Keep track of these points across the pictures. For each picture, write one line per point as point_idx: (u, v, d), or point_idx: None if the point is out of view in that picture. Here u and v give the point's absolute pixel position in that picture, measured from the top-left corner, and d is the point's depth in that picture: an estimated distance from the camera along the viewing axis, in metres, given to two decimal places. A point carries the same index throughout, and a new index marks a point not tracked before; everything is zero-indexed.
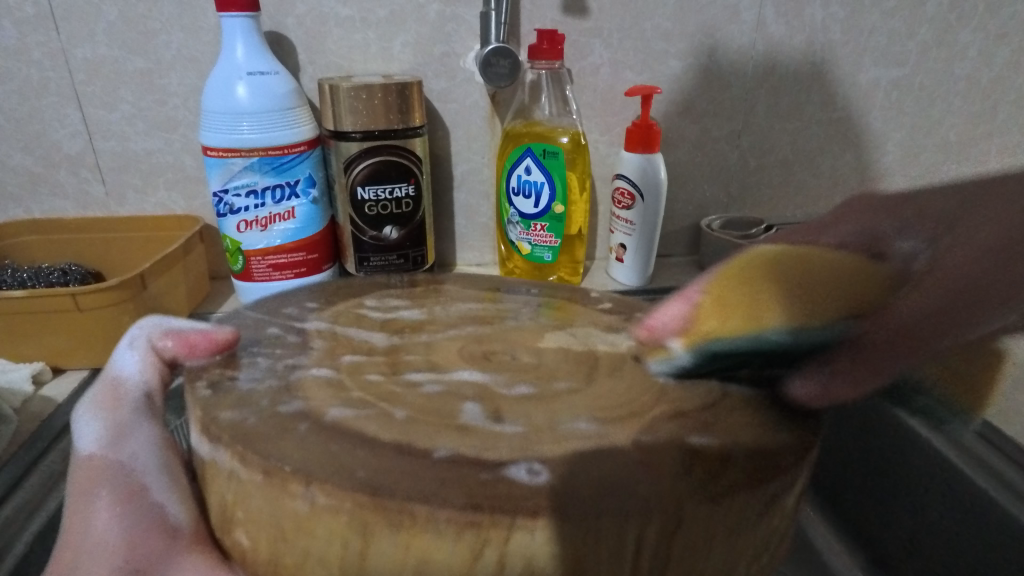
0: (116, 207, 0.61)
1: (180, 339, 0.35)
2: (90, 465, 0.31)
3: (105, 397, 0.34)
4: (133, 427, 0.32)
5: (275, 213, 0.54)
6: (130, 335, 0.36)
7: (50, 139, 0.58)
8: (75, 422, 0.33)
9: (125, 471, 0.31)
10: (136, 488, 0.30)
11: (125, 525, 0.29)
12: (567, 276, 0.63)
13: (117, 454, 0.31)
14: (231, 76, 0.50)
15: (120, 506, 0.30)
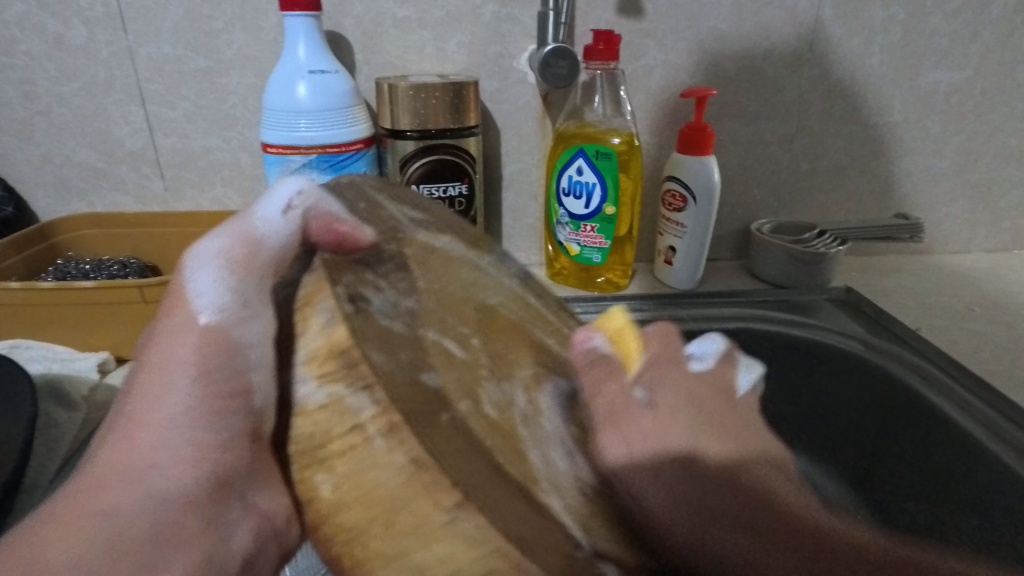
0: (174, 203, 0.63)
1: (329, 227, 0.31)
2: (210, 333, 0.29)
3: (236, 256, 0.30)
4: (252, 309, 0.29)
5: None
6: (285, 200, 0.33)
7: (114, 135, 0.59)
8: (195, 274, 0.30)
9: (239, 354, 0.28)
10: (241, 385, 0.27)
11: (220, 423, 0.28)
12: (616, 278, 0.64)
13: (236, 334, 0.28)
14: (293, 76, 0.50)
15: (220, 403, 0.28)
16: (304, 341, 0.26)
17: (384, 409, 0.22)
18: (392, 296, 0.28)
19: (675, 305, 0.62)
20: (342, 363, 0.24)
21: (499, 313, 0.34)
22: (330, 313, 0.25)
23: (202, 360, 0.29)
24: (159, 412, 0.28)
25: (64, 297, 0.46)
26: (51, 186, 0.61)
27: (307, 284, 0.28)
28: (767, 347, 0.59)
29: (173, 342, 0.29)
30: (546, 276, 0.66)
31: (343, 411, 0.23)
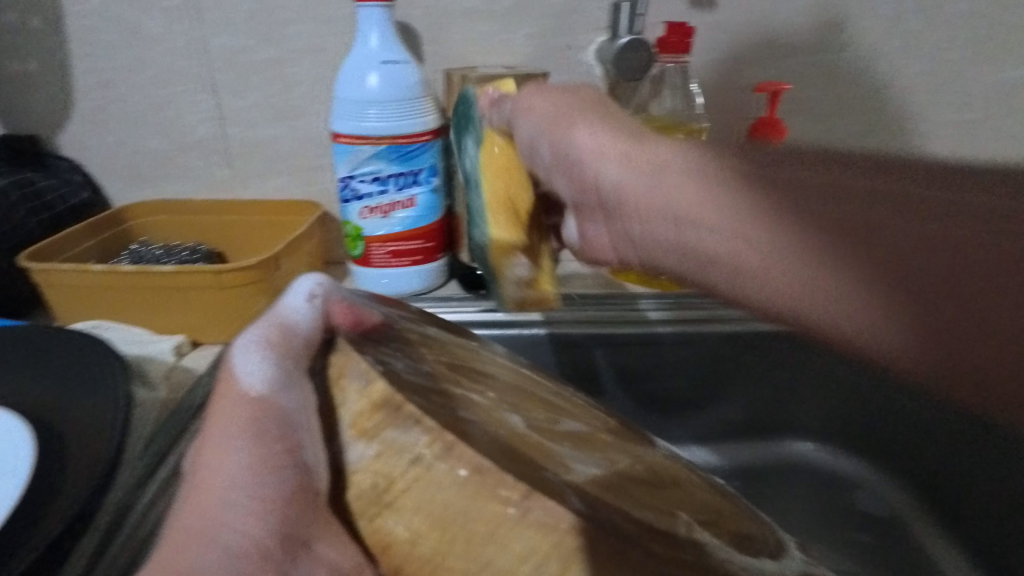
0: (240, 190, 0.63)
1: (347, 312, 0.33)
2: (257, 401, 0.27)
3: (275, 336, 0.30)
4: (299, 379, 0.28)
5: (397, 201, 0.54)
6: (307, 287, 0.33)
7: (185, 123, 0.60)
8: (238, 357, 0.29)
9: (289, 420, 0.26)
10: (295, 441, 0.26)
11: (277, 482, 0.25)
12: None
13: (283, 400, 0.27)
14: (365, 66, 0.51)
15: (270, 464, 0.25)
16: (344, 408, 0.27)
17: (435, 435, 0.25)
18: (411, 362, 0.32)
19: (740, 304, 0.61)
20: (388, 411, 0.26)
21: (499, 378, 0.38)
22: (365, 376, 0.27)
23: (257, 424, 0.26)
24: (217, 473, 0.25)
25: (144, 279, 0.47)
26: (123, 172, 0.63)
27: (336, 356, 0.29)
28: (831, 350, 0.59)
29: (221, 418, 0.27)
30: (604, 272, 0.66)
31: (399, 451, 0.25)
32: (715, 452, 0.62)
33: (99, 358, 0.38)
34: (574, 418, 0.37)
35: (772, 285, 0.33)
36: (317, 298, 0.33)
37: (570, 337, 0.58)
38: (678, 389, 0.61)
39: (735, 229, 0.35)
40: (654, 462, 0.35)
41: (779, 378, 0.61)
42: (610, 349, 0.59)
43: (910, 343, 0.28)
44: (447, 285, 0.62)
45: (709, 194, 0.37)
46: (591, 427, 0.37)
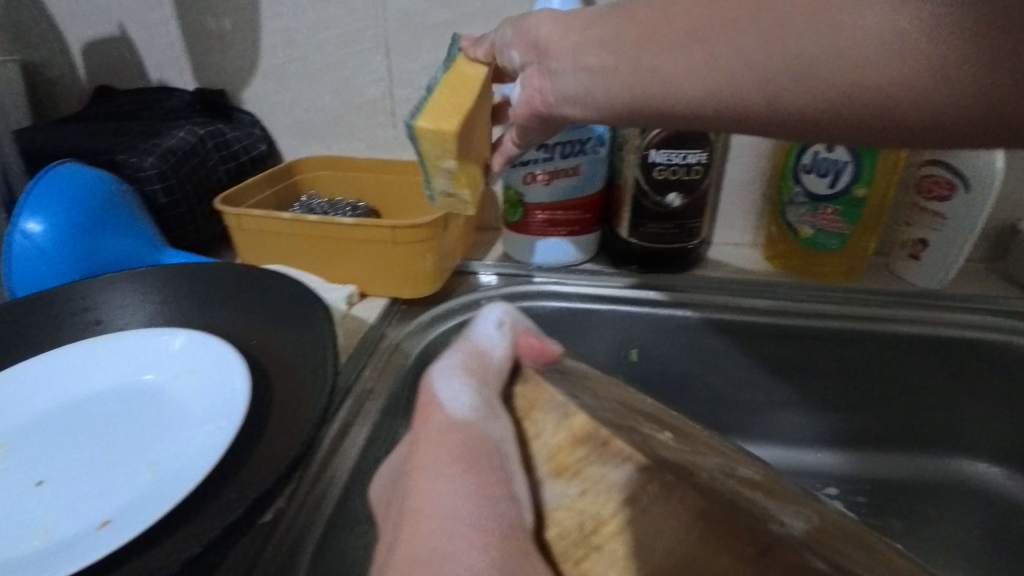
0: (401, 151, 0.66)
1: (532, 342, 0.36)
2: (463, 429, 0.30)
3: (472, 366, 0.34)
4: (497, 413, 0.31)
5: (561, 168, 0.53)
6: (495, 317, 0.37)
7: (356, 83, 0.63)
8: (442, 385, 0.33)
9: (494, 449, 0.29)
10: (502, 475, 0.28)
11: (491, 511, 0.26)
12: (846, 269, 0.58)
13: (490, 430, 0.30)
14: None
15: (482, 492, 0.27)
16: (540, 441, 0.30)
17: (647, 477, 0.26)
18: (593, 400, 0.33)
19: (903, 303, 0.56)
20: (592, 447, 0.28)
21: (662, 418, 0.36)
22: (561, 411, 0.30)
23: (468, 450, 0.29)
24: (433, 499, 0.27)
25: (325, 231, 0.49)
26: (296, 129, 0.66)
27: (527, 392, 0.33)
28: (1001, 359, 0.53)
29: (431, 444, 0.29)
30: (761, 258, 0.63)
31: (606, 489, 0.27)
32: (871, 461, 0.58)
33: (296, 295, 0.40)
34: (749, 464, 0.34)
35: (687, 79, 0.30)
36: (505, 325, 0.37)
37: (725, 323, 0.56)
38: (835, 388, 0.57)
39: (702, 44, 0.30)
40: (843, 524, 0.30)
41: (949, 389, 0.55)
42: (766, 339, 0.56)
43: (956, 99, 0.24)
44: (596, 259, 0.61)
45: (654, 5, 0.32)
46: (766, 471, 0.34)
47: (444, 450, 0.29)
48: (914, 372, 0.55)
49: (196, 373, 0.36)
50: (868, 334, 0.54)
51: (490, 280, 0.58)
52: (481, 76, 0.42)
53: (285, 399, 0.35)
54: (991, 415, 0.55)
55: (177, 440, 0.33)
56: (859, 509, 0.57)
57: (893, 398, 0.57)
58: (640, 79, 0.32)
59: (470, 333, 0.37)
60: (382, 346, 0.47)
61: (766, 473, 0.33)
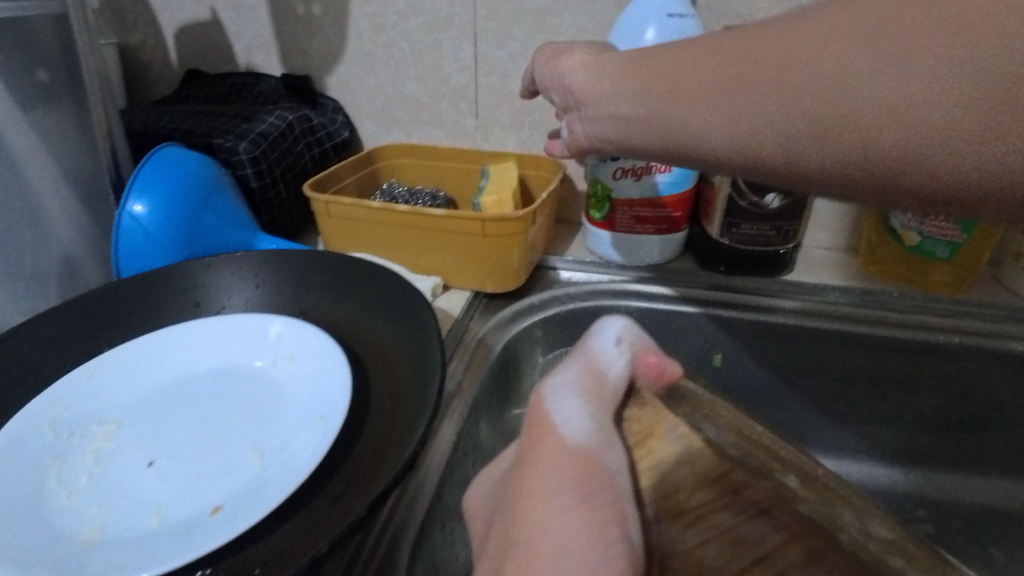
0: (482, 140, 0.65)
1: (651, 361, 0.36)
2: (580, 456, 0.29)
3: (588, 386, 0.33)
4: (613, 440, 0.31)
5: (653, 164, 0.51)
6: (614, 333, 0.37)
7: (442, 71, 0.62)
8: (555, 401, 0.32)
9: (610, 478, 0.28)
10: (620, 509, 0.27)
11: (608, 554, 0.25)
12: (959, 278, 0.54)
13: (607, 457, 0.29)
14: (647, 18, 0.48)
15: (599, 531, 0.25)
16: (657, 471, 0.30)
17: (791, 536, 0.26)
18: (705, 451, 0.30)
19: (1011, 317, 0.52)
20: (720, 494, 0.28)
21: (789, 474, 0.29)
22: (684, 443, 0.30)
23: (584, 475, 0.28)
24: (546, 527, 0.25)
25: (413, 220, 0.49)
26: (379, 116, 0.66)
27: (641, 416, 0.33)
28: None
29: (548, 469, 0.28)
30: (856, 263, 0.59)
31: (738, 538, 0.27)
32: (973, 486, 0.55)
33: (390, 286, 0.39)
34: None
35: (712, 129, 0.27)
36: (622, 345, 0.37)
37: (821, 331, 0.53)
38: (939, 405, 0.53)
39: (729, 98, 0.26)
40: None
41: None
42: (865, 350, 0.53)
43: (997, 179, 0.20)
44: (682, 257, 0.59)
45: (675, 55, 0.29)
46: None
47: (558, 472, 0.28)
48: (1023, 394, 0.51)
49: (294, 360, 0.36)
50: (974, 349, 0.51)
51: (571, 275, 0.57)
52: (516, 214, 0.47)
53: (384, 389, 0.34)
54: None
55: (281, 426, 0.33)
56: (954, 535, 0.54)
57: (998, 420, 0.53)
58: (658, 125, 0.29)
59: (586, 350, 0.36)
60: (466, 338, 0.47)
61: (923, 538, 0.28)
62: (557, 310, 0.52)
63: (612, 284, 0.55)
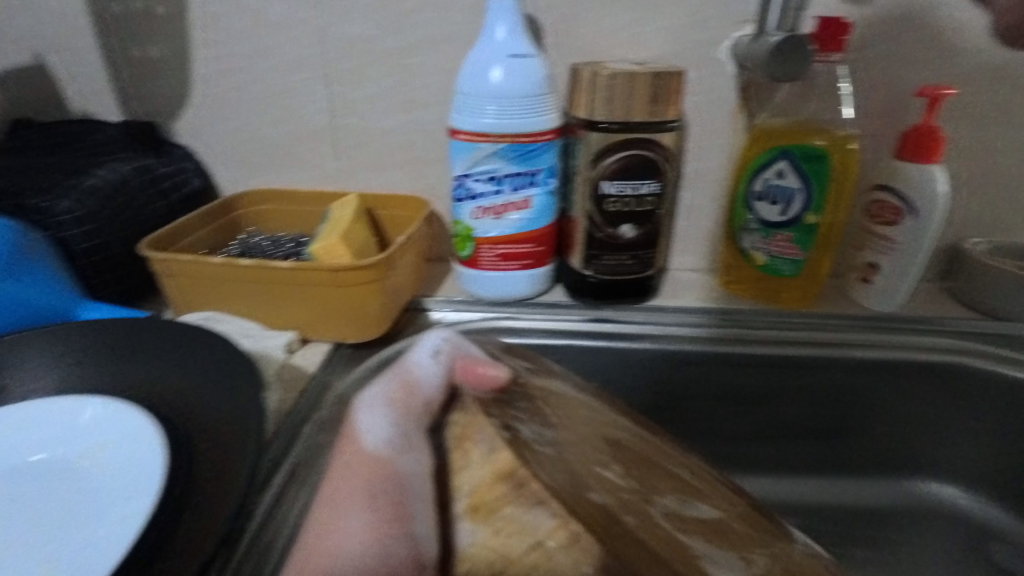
0: (347, 183, 0.62)
1: (469, 371, 0.36)
2: (374, 464, 0.31)
3: (398, 394, 0.35)
4: (412, 442, 0.32)
5: (511, 202, 0.51)
6: (433, 345, 0.38)
7: (297, 113, 0.60)
8: (364, 414, 0.34)
9: (396, 483, 0.30)
10: (405, 510, 0.29)
11: (385, 551, 0.28)
12: (805, 293, 0.58)
13: (398, 463, 0.31)
14: (491, 58, 0.48)
15: (380, 531, 0.29)
16: (465, 475, 0.31)
17: (561, 522, 0.28)
18: (536, 428, 0.36)
19: (856, 326, 0.56)
20: (511, 487, 0.29)
21: (628, 447, 0.39)
22: (489, 446, 0.31)
23: (374, 483, 0.30)
24: (333, 538, 0.28)
25: (260, 275, 0.46)
26: (234, 161, 0.62)
27: (460, 419, 0.34)
28: (961, 383, 0.53)
29: (343, 477, 0.31)
30: (719, 285, 0.62)
31: (521, 529, 0.28)
32: (838, 487, 0.58)
33: (227, 355, 0.37)
34: (704, 500, 0.37)
35: None
36: (445, 352, 0.38)
37: (684, 353, 0.54)
38: (803, 414, 0.56)
39: None
40: (794, 564, 0.33)
41: (916, 408, 0.55)
42: (730, 368, 0.55)
43: None
44: (553, 290, 0.59)
45: None
46: (722, 512, 0.36)
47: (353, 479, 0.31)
48: (871, 397, 0.55)
49: (106, 449, 0.32)
50: (824, 360, 0.54)
51: (443, 317, 0.56)
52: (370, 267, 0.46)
53: (209, 472, 0.31)
54: (940, 437, 0.56)
55: (84, 529, 0.29)
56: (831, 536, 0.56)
57: (852, 424, 0.56)
58: None
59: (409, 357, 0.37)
60: (325, 397, 0.45)
61: (726, 506, 0.37)
62: None
63: (484, 322, 0.54)
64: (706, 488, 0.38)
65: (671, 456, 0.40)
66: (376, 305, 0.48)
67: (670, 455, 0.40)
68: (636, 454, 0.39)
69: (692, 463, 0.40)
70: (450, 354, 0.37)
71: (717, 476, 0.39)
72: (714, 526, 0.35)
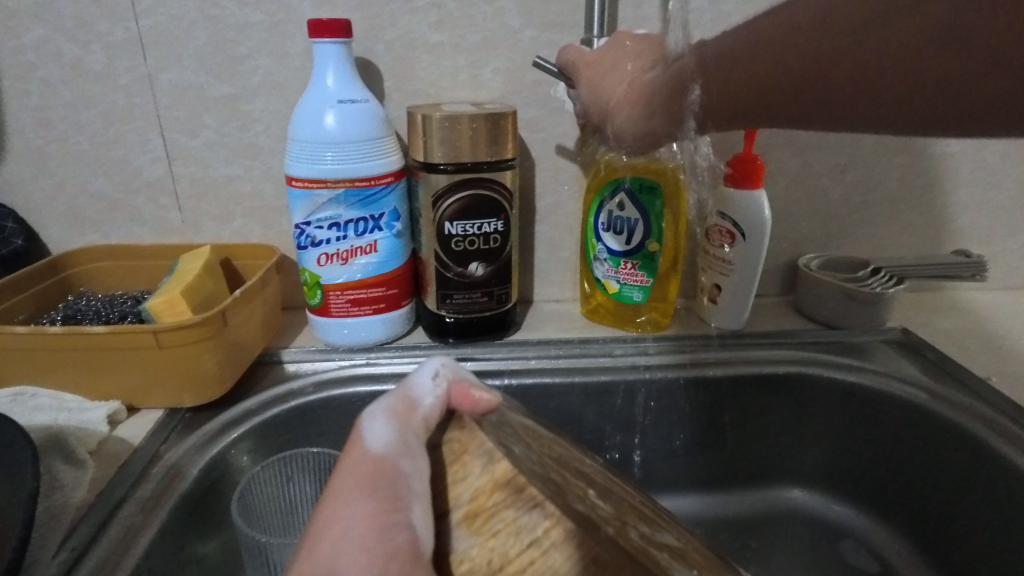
0: (192, 234, 0.59)
1: (466, 392, 0.34)
2: (375, 463, 0.29)
3: (399, 405, 0.32)
4: (414, 449, 0.30)
5: (357, 246, 0.51)
6: (432, 368, 0.36)
7: (131, 164, 0.56)
8: (368, 422, 0.32)
9: (400, 481, 0.28)
10: (402, 502, 0.27)
11: (385, 537, 0.26)
12: (658, 318, 0.60)
13: (400, 464, 0.29)
14: (321, 105, 0.47)
15: (381, 519, 0.27)
16: (463, 484, 0.27)
17: (557, 518, 0.23)
18: (523, 449, 0.31)
19: (715, 346, 0.59)
20: (510, 491, 0.25)
21: (595, 480, 0.35)
22: (489, 454, 0.27)
23: (374, 485, 0.28)
24: (335, 530, 0.27)
25: (75, 342, 0.43)
26: (64, 217, 0.58)
27: (462, 435, 0.30)
28: (820, 392, 0.56)
29: (348, 476, 0.30)
30: (581, 314, 0.63)
31: (518, 531, 0.24)
32: (707, 501, 0.59)
33: (11, 437, 0.34)
34: (667, 530, 0.33)
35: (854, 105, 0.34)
36: (453, 370, 0.36)
37: (548, 387, 0.54)
38: (669, 436, 0.58)
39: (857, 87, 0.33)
40: None
41: (787, 419, 0.58)
42: (589, 399, 0.55)
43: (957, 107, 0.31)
44: (415, 332, 0.58)
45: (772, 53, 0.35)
46: (683, 543, 0.33)
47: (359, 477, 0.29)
48: (743, 410, 0.57)
49: None
50: (695, 379, 0.56)
51: (298, 370, 0.54)
52: (191, 326, 0.43)
53: None
54: (808, 443, 0.58)
55: None
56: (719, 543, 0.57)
57: (718, 440, 0.58)
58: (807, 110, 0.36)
59: (411, 376, 0.35)
60: (152, 469, 0.42)
61: (686, 540, 0.34)
62: (278, 411, 0.49)
63: (342, 370, 0.53)
64: (663, 519, 0.35)
65: (623, 487, 0.37)
66: (208, 363, 0.45)
67: (629, 493, 0.36)
68: (594, 481, 0.35)
69: (641, 496, 0.38)
70: (457, 374, 0.35)
71: (665, 510, 0.38)
72: (679, 552, 0.31)
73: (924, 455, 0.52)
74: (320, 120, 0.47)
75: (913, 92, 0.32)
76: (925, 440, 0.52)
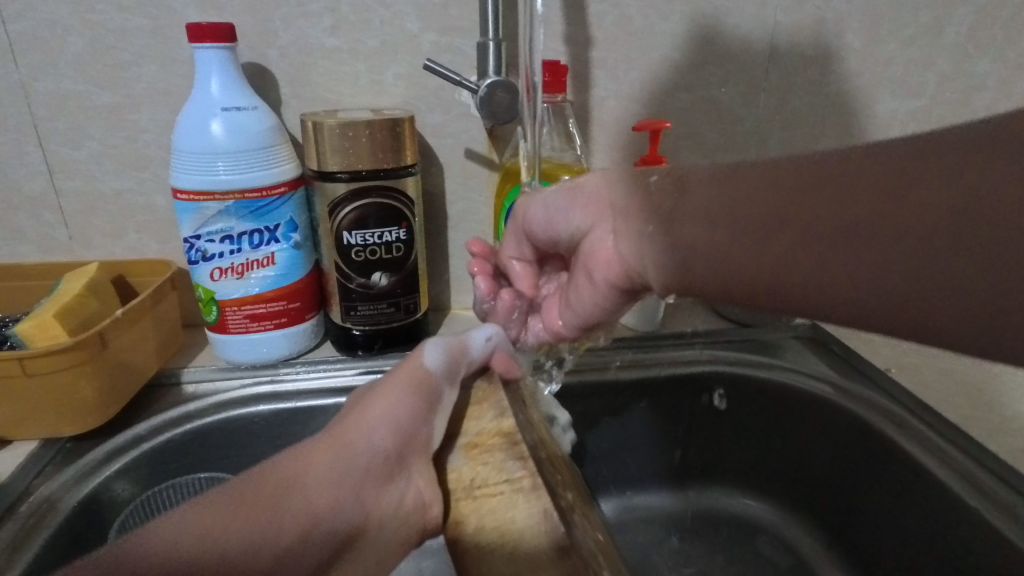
0: (82, 251, 0.56)
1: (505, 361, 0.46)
2: (424, 374, 0.40)
3: (455, 344, 0.43)
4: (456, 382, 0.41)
5: (252, 260, 0.49)
6: (487, 332, 0.47)
7: (8, 178, 0.53)
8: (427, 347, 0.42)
9: (437, 392, 0.39)
10: (432, 412, 0.38)
11: (413, 425, 0.37)
12: None
13: (441, 382, 0.40)
14: (205, 114, 0.45)
15: (415, 408, 0.38)
16: (476, 422, 0.41)
17: (531, 474, 0.36)
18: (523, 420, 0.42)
19: (628, 350, 0.59)
20: (504, 440, 0.39)
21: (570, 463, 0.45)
22: (502, 410, 0.42)
23: (416, 387, 0.39)
24: (378, 408, 0.37)
25: None
26: None
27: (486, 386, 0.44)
28: (731, 389, 0.57)
29: (401, 374, 0.39)
30: None
31: (501, 469, 0.37)
32: (634, 502, 0.60)
33: None
34: None
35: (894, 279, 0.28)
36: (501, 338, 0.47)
37: None
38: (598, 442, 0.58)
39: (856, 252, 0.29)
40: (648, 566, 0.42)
41: (707, 420, 0.58)
42: None
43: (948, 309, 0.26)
44: (324, 346, 0.57)
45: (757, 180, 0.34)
46: None
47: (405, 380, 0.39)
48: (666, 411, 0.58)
49: None
50: (616, 383, 0.56)
51: (195, 391, 0.51)
52: (61, 352, 0.41)
53: None
54: (727, 443, 0.59)
55: None
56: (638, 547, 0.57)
57: (641, 443, 0.59)
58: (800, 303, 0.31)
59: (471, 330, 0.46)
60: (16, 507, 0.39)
61: None
62: (170, 436, 0.46)
63: (242, 390, 0.50)
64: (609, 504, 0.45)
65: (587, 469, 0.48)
66: (86, 390, 0.43)
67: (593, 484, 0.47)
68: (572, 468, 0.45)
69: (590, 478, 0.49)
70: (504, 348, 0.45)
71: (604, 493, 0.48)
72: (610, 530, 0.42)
73: (831, 448, 0.53)
74: (204, 129, 0.45)
75: (864, 278, 0.28)
76: (831, 433, 0.53)
